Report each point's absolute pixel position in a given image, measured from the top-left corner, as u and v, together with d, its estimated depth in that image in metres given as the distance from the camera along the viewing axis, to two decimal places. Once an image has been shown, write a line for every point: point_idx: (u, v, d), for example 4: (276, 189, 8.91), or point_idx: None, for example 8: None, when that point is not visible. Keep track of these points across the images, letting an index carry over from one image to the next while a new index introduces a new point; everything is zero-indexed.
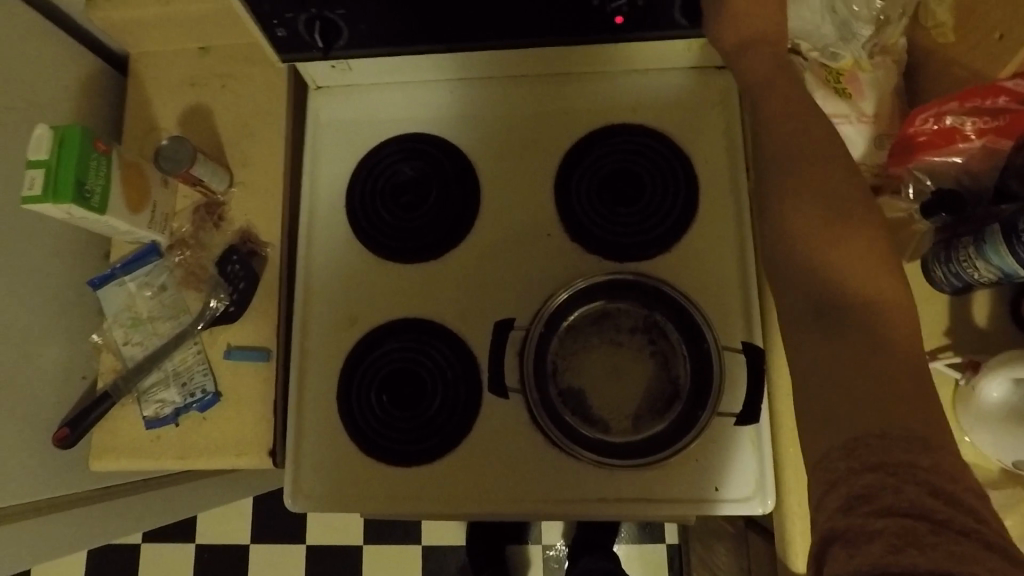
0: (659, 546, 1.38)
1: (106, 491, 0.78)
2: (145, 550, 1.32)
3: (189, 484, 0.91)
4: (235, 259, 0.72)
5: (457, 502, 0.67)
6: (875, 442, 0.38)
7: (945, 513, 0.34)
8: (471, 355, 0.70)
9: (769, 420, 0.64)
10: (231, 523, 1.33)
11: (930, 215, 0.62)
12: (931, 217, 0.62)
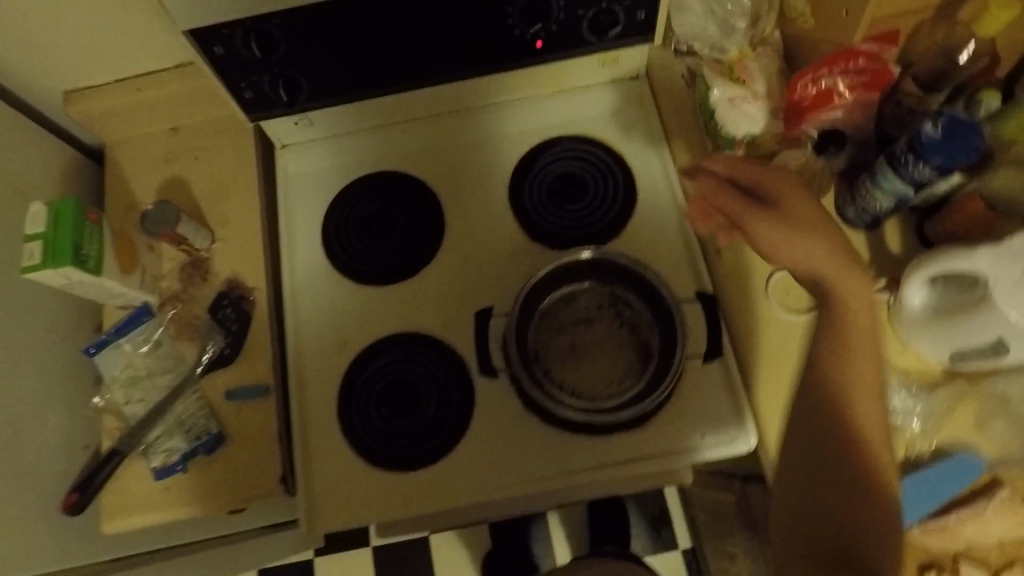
0: (676, 552, 1.41)
1: (117, 563, 0.78)
2: None
3: (199, 553, 0.90)
4: (227, 304, 0.76)
5: (469, 495, 0.71)
6: None
7: None
8: (458, 356, 0.75)
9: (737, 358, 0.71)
10: None
11: (823, 150, 0.74)
12: (824, 151, 0.74)
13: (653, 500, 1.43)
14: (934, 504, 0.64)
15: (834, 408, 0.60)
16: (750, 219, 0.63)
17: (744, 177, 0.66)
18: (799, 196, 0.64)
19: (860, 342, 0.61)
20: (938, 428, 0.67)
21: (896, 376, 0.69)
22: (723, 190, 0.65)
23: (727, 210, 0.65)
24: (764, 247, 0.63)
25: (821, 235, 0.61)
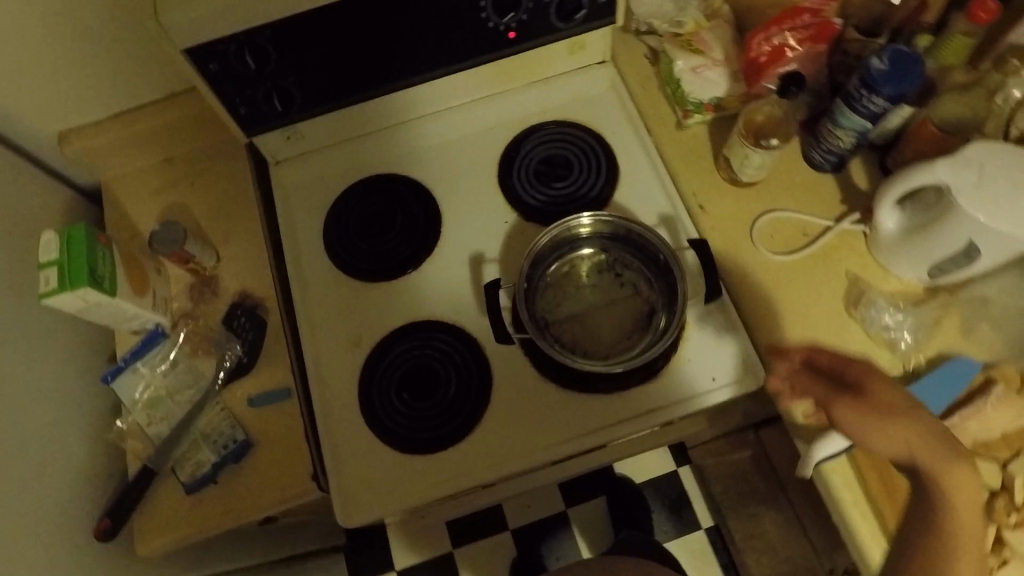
0: (699, 533, 1.42)
1: None
2: None
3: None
4: (240, 313, 0.79)
5: (498, 466, 0.73)
6: None
7: None
8: (470, 336, 0.78)
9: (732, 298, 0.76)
10: None
11: (785, 92, 0.77)
12: (786, 93, 0.77)
13: (668, 484, 1.45)
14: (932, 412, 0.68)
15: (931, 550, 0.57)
16: (832, 404, 0.61)
17: (825, 363, 0.65)
18: (884, 382, 0.61)
19: (969, 524, 0.56)
20: (928, 338, 0.71)
21: (882, 296, 0.73)
22: (807, 377, 0.65)
23: (812, 394, 0.63)
24: (855, 433, 0.60)
25: (919, 424, 0.58)
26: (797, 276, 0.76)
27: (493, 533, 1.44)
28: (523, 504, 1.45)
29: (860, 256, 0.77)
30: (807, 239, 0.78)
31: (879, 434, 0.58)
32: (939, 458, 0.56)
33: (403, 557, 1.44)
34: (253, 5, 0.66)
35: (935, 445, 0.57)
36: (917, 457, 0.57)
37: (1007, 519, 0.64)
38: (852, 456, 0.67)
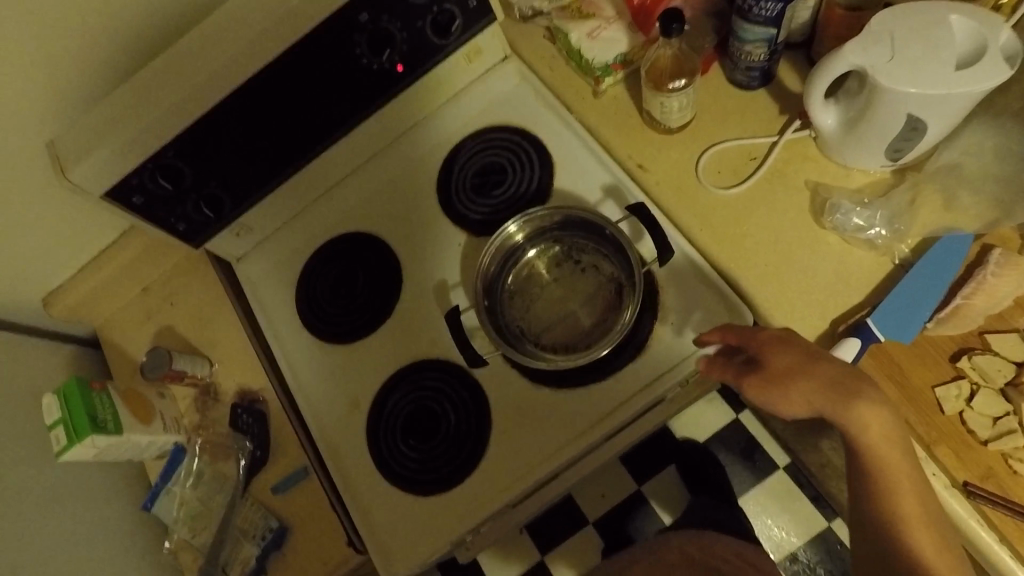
0: (779, 474, 1.38)
1: None
2: None
3: None
4: (242, 412, 0.82)
5: (517, 482, 0.73)
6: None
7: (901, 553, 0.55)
8: (457, 365, 0.78)
9: (694, 246, 0.74)
10: None
11: (670, 31, 0.67)
12: (671, 32, 0.67)
13: (733, 434, 1.42)
14: (936, 300, 0.63)
15: (864, 489, 0.57)
16: (744, 383, 0.61)
17: (735, 340, 0.64)
18: (783, 345, 0.60)
19: (894, 456, 0.55)
20: (907, 223, 0.67)
21: (845, 196, 0.70)
22: (723, 361, 0.65)
23: (728, 379, 0.63)
24: (768, 405, 0.60)
25: (812, 381, 0.57)
26: (754, 205, 0.73)
27: (575, 531, 1.44)
28: (596, 495, 1.45)
29: (814, 162, 0.73)
30: (755, 163, 0.75)
31: (781, 392, 0.58)
32: (836, 397, 0.56)
33: None
34: (146, 132, 0.68)
35: (825, 388, 0.57)
36: (821, 398, 0.57)
37: None
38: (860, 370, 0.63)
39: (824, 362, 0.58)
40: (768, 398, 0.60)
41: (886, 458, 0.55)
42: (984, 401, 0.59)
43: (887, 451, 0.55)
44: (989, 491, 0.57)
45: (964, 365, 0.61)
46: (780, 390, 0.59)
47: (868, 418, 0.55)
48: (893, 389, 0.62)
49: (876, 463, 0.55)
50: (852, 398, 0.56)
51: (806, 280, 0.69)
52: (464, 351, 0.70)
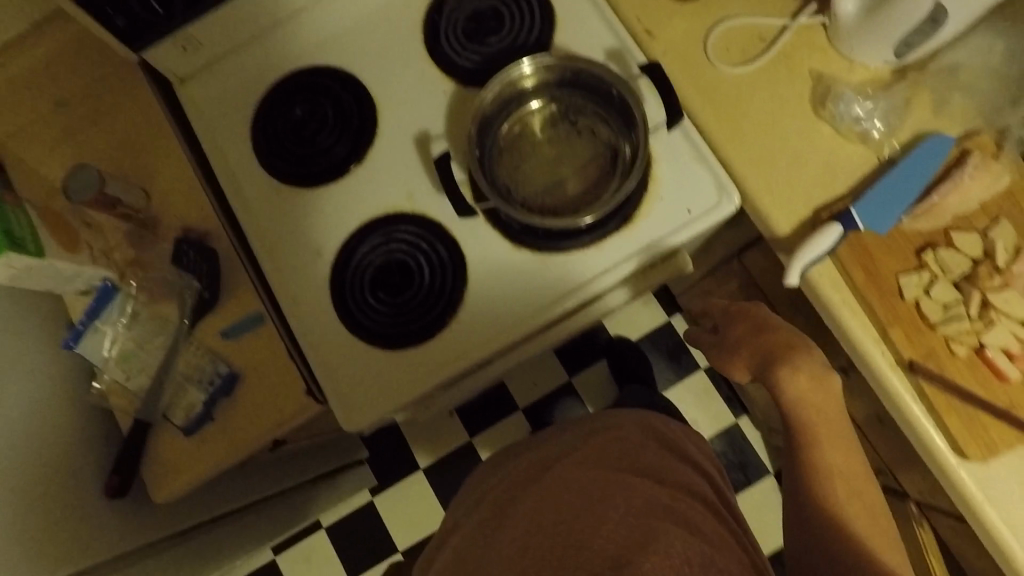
0: (699, 374, 1.48)
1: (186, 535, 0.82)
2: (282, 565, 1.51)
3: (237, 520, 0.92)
4: (188, 249, 0.73)
5: (490, 341, 0.72)
6: (811, 553, 0.60)
7: (825, 501, 0.62)
8: (435, 222, 0.74)
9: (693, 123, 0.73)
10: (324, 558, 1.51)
11: None
12: None
13: (664, 334, 1.50)
14: (915, 194, 0.66)
15: (795, 445, 0.66)
16: (708, 350, 0.76)
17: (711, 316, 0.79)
18: (739, 317, 0.74)
19: (816, 415, 0.65)
20: (898, 121, 0.69)
21: (846, 88, 0.70)
22: (699, 333, 0.81)
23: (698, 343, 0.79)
24: (720, 367, 0.75)
25: (750, 350, 0.71)
26: (759, 86, 0.72)
27: (504, 417, 1.50)
28: (527, 383, 1.50)
29: (822, 51, 0.72)
30: (765, 44, 0.73)
31: (731, 358, 0.73)
32: (774, 350, 0.69)
33: (425, 456, 1.52)
34: None
35: (758, 351, 0.70)
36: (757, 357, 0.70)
37: (990, 282, 0.63)
38: (836, 256, 0.66)
39: (768, 326, 0.71)
40: (721, 352, 0.75)
41: (808, 412, 0.66)
42: (941, 290, 0.64)
43: (810, 400, 0.66)
44: (930, 370, 0.63)
45: (929, 257, 0.65)
46: (723, 342, 0.74)
47: (788, 363, 0.67)
48: (861, 274, 0.66)
49: (801, 414, 0.66)
50: (781, 364, 0.67)
51: (798, 168, 0.70)
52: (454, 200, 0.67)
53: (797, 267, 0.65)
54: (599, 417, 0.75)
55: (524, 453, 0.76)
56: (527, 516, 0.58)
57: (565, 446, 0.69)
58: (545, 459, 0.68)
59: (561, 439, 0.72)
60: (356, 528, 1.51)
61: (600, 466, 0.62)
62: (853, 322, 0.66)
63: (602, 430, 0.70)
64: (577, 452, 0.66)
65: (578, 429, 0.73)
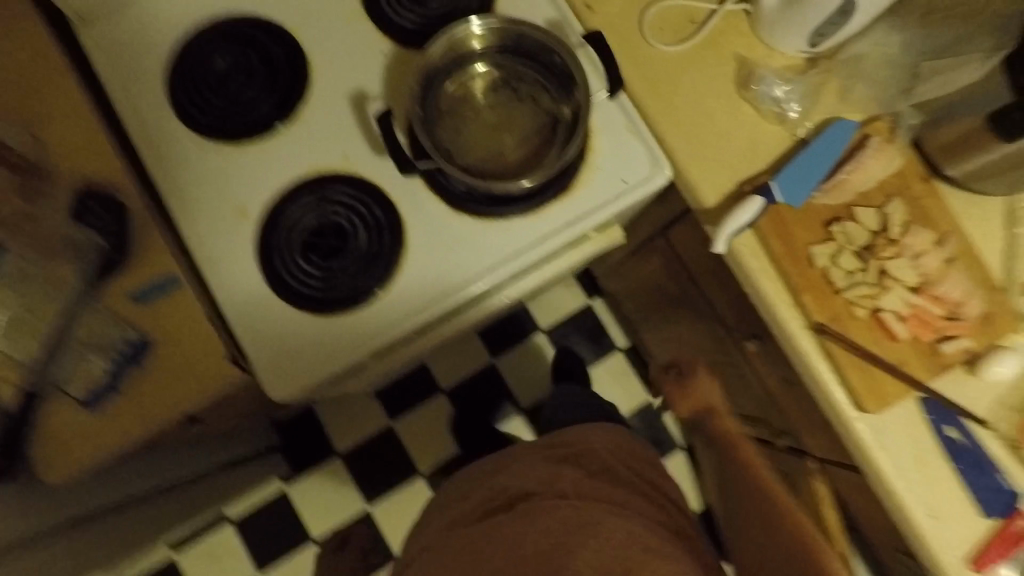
0: (617, 355, 1.54)
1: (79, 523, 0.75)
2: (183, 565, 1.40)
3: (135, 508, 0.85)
4: (90, 202, 0.66)
5: (428, 306, 0.71)
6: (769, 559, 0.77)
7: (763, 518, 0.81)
8: (372, 183, 0.72)
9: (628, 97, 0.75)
10: (230, 554, 1.42)
11: None
12: None
13: (585, 317, 1.54)
14: (825, 171, 0.72)
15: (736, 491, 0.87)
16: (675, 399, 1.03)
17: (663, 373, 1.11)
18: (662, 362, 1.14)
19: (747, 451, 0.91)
20: (810, 105, 0.75)
21: (767, 72, 0.75)
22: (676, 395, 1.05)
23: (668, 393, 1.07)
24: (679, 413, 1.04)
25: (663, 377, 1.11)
26: (687, 65, 0.76)
27: (427, 399, 1.50)
28: (450, 365, 1.51)
29: (745, 37, 0.77)
30: (695, 26, 0.77)
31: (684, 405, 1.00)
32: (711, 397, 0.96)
33: (343, 443, 1.47)
34: None
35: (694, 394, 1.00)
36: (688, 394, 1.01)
37: (885, 252, 0.71)
38: (756, 226, 0.71)
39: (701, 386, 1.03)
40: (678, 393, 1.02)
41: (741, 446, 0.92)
42: (846, 259, 0.70)
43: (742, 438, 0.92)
44: (836, 331, 0.70)
45: (836, 229, 0.71)
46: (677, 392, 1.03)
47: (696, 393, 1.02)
48: (779, 244, 0.71)
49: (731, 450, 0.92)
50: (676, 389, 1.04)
51: (723, 144, 0.75)
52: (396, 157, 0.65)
53: (722, 238, 0.70)
54: (585, 480, 0.82)
55: (497, 479, 0.84)
56: (512, 548, 0.75)
57: (538, 472, 0.82)
58: (509, 474, 0.84)
59: (525, 457, 0.86)
60: (268, 520, 1.44)
61: (563, 490, 0.80)
62: (768, 288, 0.71)
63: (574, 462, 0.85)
64: (549, 495, 0.79)
65: (560, 482, 0.81)
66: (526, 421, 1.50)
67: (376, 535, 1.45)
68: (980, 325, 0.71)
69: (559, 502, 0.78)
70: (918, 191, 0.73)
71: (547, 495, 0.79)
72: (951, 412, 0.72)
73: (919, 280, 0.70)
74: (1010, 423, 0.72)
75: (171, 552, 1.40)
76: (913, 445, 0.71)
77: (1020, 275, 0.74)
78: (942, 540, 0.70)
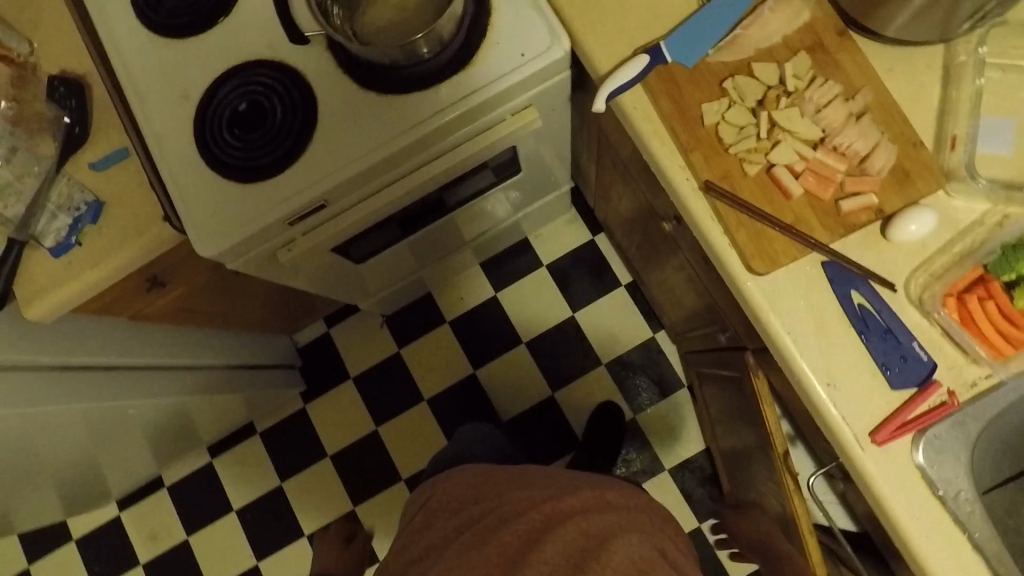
0: (620, 291, 1.52)
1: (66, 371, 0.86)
2: (218, 467, 1.59)
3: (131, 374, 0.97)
4: (58, 85, 0.80)
5: (336, 173, 0.78)
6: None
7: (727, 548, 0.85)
8: (289, 67, 0.80)
9: None
10: (256, 462, 1.58)
11: None
12: None
13: (586, 253, 1.54)
14: (722, 30, 0.70)
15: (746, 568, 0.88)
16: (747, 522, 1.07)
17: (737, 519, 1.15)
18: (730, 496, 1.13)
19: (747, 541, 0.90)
20: None
21: None
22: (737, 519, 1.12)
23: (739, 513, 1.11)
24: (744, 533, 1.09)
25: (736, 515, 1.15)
26: None
27: (433, 328, 1.57)
28: (455, 298, 1.57)
29: None
30: None
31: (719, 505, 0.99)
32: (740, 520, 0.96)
33: (355, 367, 1.58)
34: None
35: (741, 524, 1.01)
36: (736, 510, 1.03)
37: (778, 105, 0.67)
38: (646, 84, 0.71)
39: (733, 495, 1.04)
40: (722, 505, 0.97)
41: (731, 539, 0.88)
42: (736, 113, 0.68)
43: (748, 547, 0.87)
44: (724, 188, 0.67)
45: (728, 86, 0.69)
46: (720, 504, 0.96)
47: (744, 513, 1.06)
48: (668, 104, 0.70)
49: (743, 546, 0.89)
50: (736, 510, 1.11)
51: (620, 11, 0.74)
52: (285, 25, 0.77)
53: (603, 92, 0.70)
54: (593, 497, 0.79)
55: (504, 488, 0.84)
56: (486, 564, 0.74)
57: (528, 494, 0.81)
58: (518, 492, 0.81)
59: (536, 478, 0.84)
60: (287, 434, 1.58)
61: (556, 511, 0.77)
62: (657, 147, 0.70)
63: (569, 488, 0.81)
64: (552, 515, 0.76)
65: (563, 495, 0.79)
66: (529, 356, 1.54)
67: (382, 454, 1.55)
68: (891, 181, 0.65)
69: (569, 525, 0.75)
70: (830, 45, 0.69)
71: (554, 512, 0.77)
72: (860, 277, 0.66)
73: (816, 132, 0.67)
74: (932, 291, 0.64)
75: (209, 455, 1.59)
76: (813, 311, 0.66)
77: (954, 131, 0.66)
78: (842, 410, 0.64)
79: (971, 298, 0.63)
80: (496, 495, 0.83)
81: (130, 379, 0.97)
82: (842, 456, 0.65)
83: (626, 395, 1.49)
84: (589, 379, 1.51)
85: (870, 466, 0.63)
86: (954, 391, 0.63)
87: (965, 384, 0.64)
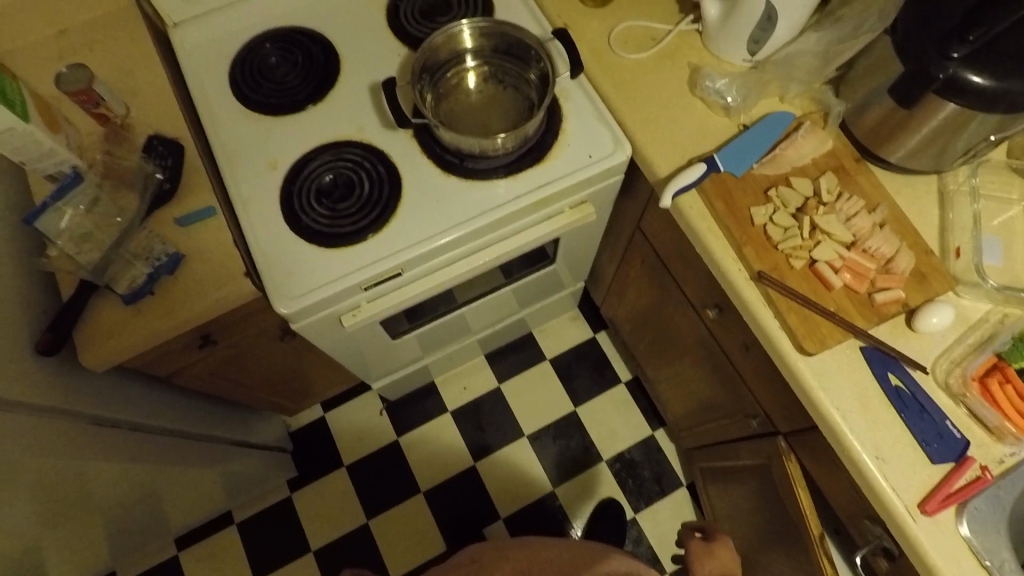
0: (619, 387, 1.58)
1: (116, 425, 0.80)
2: (183, 562, 1.45)
3: (171, 438, 0.92)
4: (157, 144, 0.85)
5: (415, 244, 0.83)
6: None
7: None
8: (378, 148, 0.88)
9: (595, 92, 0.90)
10: (228, 556, 1.45)
11: None
12: None
13: (588, 349, 1.61)
14: (764, 149, 0.84)
15: None
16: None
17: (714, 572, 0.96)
18: None
19: None
20: (750, 99, 0.87)
21: (713, 72, 0.89)
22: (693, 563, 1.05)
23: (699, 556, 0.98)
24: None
25: None
26: (648, 69, 0.91)
27: (434, 417, 1.56)
28: (458, 387, 1.59)
29: (697, 49, 0.92)
30: (654, 42, 0.93)
31: None
32: None
33: (350, 454, 1.53)
34: None
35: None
36: None
37: (817, 211, 0.80)
38: (702, 188, 0.82)
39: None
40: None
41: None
42: (782, 216, 0.79)
43: None
44: (774, 278, 0.77)
45: (773, 194, 0.81)
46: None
47: None
48: (721, 205, 0.81)
49: None
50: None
51: (676, 127, 0.87)
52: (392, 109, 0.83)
53: (669, 191, 0.81)
54: (563, 553, 0.94)
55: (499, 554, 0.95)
56: None
57: (513, 553, 0.94)
58: (505, 552, 0.95)
59: (517, 546, 0.97)
60: (268, 525, 1.47)
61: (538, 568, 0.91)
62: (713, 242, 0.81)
63: (540, 546, 0.96)
64: (568, 547, 0.96)
65: (537, 550, 0.95)
66: (530, 449, 1.53)
67: (371, 551, 1.45)
68: (913, 282, 0.77)
69: None
70: (850, 168, 0.83)
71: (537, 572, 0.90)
72: (896, 361, 0.75)
73: (849, 236, 0.78)
74: (956, 376, 0.74)
75: (174, 548, 1.45)
76: (857, 391, 0.74)
77: (955, 243, 0.80)
78: (893, 483, 0.70)
79: (992, 381, 0.72)
80: (503, 548, 0.96)
81: (164, 445, 0.91)
82: (892, 525, 0.70)
83: (626, 492, 1.50)
84: (589, 474, 1.51)
85: (922, 537, 0.68)
86: (986, 466, 0.71)
87: (993, 460, 0.71)
